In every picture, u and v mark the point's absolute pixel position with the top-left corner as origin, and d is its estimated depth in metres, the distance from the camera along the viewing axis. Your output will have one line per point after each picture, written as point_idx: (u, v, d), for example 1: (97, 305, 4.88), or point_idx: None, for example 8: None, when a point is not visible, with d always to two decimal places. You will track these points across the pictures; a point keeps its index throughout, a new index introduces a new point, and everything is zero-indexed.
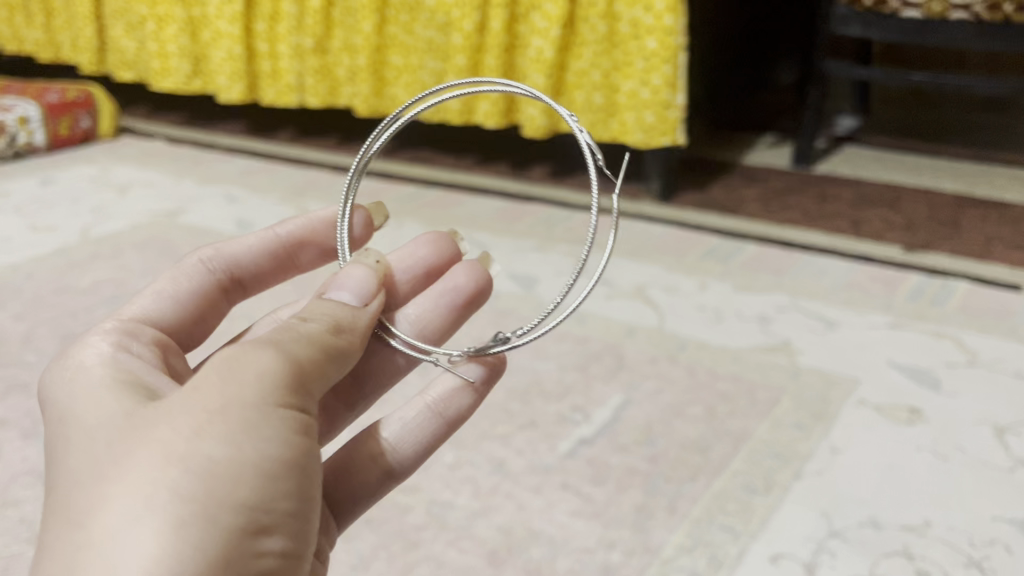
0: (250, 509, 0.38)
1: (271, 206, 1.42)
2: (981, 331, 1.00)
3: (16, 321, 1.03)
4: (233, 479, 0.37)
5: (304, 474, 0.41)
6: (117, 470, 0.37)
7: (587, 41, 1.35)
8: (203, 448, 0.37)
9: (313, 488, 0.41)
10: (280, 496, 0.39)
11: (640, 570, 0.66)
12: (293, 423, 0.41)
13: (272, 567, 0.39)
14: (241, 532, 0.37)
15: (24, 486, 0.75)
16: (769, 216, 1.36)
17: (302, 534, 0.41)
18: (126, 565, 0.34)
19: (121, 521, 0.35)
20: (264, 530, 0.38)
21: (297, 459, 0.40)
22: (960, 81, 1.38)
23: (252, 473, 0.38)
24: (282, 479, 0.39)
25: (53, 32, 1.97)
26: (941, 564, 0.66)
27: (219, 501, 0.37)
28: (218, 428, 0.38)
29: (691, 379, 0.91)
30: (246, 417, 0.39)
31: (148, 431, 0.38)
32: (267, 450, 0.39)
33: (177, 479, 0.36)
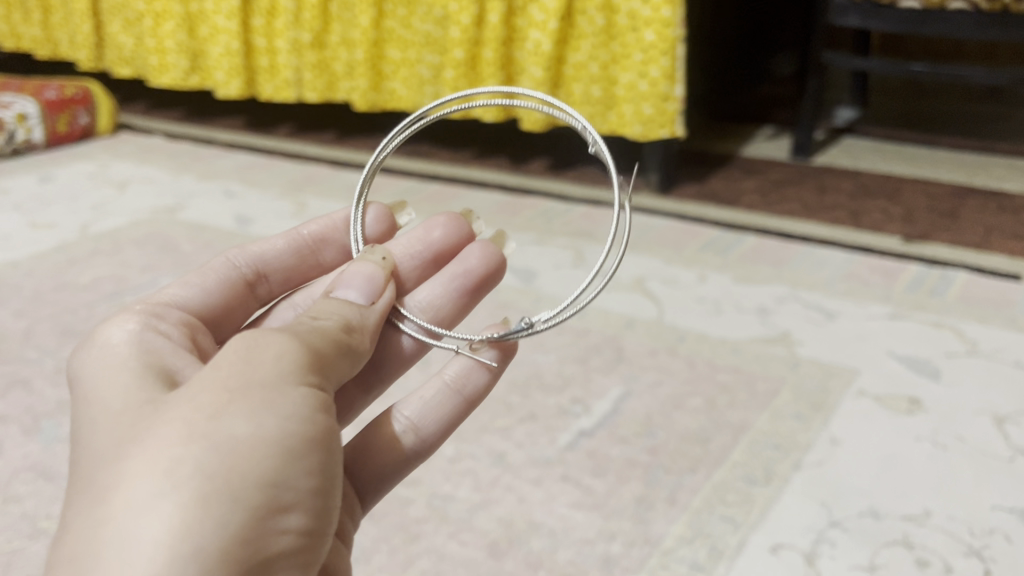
0: (271, 485, 0.37)
1: (270, 201, 1.42)
2: (980, 321, 1.00)
3: (16, 318, 1.03)
4: (253, 455, 0.37)
5: (323, 453, 0.41)
6: (138, 448, 0.37)
7: (586, 34, 1.34)
8: (224, 426, 0.37)
9: (331, 468, 0.41)
10: (301, 474, 0.39)
11: (640, 561, 0.66)
12: (310, 402, 0.41)
13: (294, 545, 0.38)
14: (262, 506, 0.37)
15: (24, 482, 0.75)
16: (768, 208, 1.36)
17: (324, 513, 0.40)
18: (151, 538, 0.34)
19: (145, 495, 0.35)
20: (286, 508, 0.38)
21: (316, 436, 0.40)
22: (959, 71, 1.38)
23: (272, 448, 0.38)
24: (302, 455, 0.39)
25: (51, 29, 1.97)
26: (941, 553, 0.66)
27: (239, 475, 0.37)
28: (238, 407, 0.38)
29: (691, 371, 0.91)
30: (264, 396, 0.39)
31: (166, 411, 0.39)
32: (285, 426, 0.39)
33: (200, 455, 0.36)
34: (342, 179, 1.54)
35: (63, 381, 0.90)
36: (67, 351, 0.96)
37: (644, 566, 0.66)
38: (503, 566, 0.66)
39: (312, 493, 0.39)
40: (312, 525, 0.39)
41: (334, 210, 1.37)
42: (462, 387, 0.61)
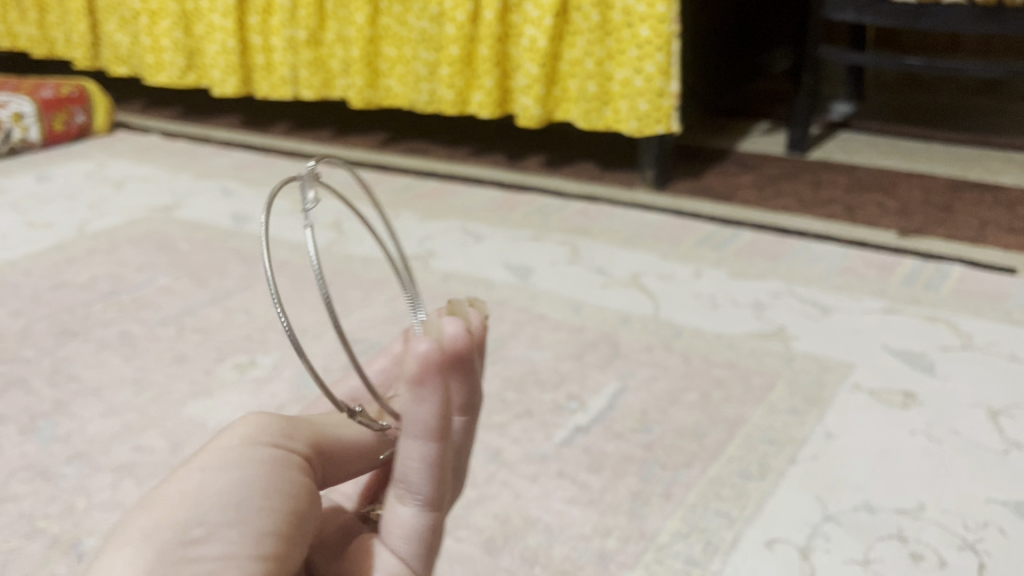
0: (180, 523, 0.35)
1: (266, 199, 1.42)
2: (976, 314, 1.00)
3: (13, 318, 1.03)
4: (162, 505, 0.36)
5: (263, 487, 0.38)
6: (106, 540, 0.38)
7: (581, 30, 1.34)
8: (157, 490, 0.38)
9: (277, 499, 0.38)
10: (220, 503, 0.36)
11: (635, 556, 0.67)
12: (249, 450, 0.40)
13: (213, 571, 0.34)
14: (169, 545, 0.34)
15: (23, 481, 0.76)
16: (763, 203, 1.36)
17: (263, 540, 0.37)
18: None
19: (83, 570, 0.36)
20: (201, 538, 0.35)
21: (248, 472, 0.38)
22: (954, 65, 1.38)
23: (185, 494, 0.36)
24: (223, 488, 0.37)
25: (47, 28, 1.97)
26: (935, 546, 0.67)
27: (145, 526, 0.35)
28: (175, 473, 0.39)
29: (687, 366, 0.92)
30: (191, 462, 0.39)
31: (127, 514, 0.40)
32: (218, 466, 0.38)
33: (128, 518, 0.36)
34: (338, 176, 1.54)
35: (60, 381, 0.90)
36: (64, 351, 0.96)
37: (639, 561, 0.66)
38: (499, 562, 0.67)
39: (237, 519, 0.36)
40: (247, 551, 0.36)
41: (331, 207, 1.38)
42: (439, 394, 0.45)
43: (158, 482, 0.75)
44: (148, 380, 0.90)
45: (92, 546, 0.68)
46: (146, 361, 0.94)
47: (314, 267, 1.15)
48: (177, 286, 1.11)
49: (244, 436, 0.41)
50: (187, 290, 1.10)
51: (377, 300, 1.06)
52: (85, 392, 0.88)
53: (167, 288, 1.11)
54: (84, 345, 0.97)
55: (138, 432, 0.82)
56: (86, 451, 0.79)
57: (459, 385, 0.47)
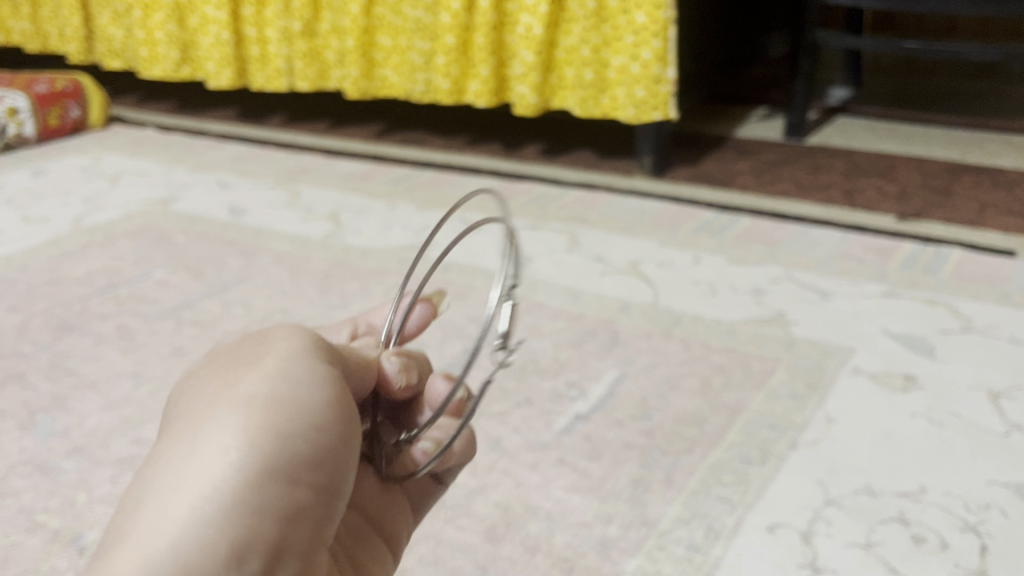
0: (271, 447, 0.40)
1: (263, 191, 1.42)
2: (975, 297, 1.00)
3: (10, 313, 1.03)
4: (244, 419, 0.41)
5: (339, 410, 0.44)
6: (189, 417, 0.43)
7: (577, 17, 1.34)
8: (249, 389, 0.42)
9: (343, 421, 0.44)
10: (302, 435, 0.41)
11: (637, 543, 0.67)
12: (310, 365, 0.45)
13: (308, 498, 0.41)
14: (267, 467, 0.39)
15: (21, 476, 0.75)
16: (760, 188, 1.36)
17: (339, 468, 0.43)
18: (185, 485, 0.39)
19: (182, 453, 0.40)
20: (304, 461, 0.41)
21: (315, 397, 0.43)
22: (951, 48, 1.37)
23: (285, 408, 0.42)
24: (317, 413, 0.42)
25: (40, 23, 1.96)
26: (937, 529, 0.67)
27: (235, 440, 0.40)
28: (258, 376, 0.43)
29: (686, 353, 0.91)
30: (262, 374, 0.43)
31: (185, 405, 0.44)
32: (293, 387, 0.43)
33: (230, 416, 0.41)
34: (334, 168, 1.53)
35: (58, 375, 0.90)
36: (62, 346, 0.96)
37: (641, 548, 0.66)
38: (500, 551, 0.67)
39: (331, 450, 0.42)
40: (326, 483, 0.42)
41: (329, 199, 1.37)
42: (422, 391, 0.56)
43: None
44: (147, 373, 0.90)
45: (92, 540, 0.68)
46: (144, 355, 0.93)
47: (312, 260, 1.15)
48: (173, 279, 1.11)
49: (309, 355, 0.46)
50: (184, 282, 1.10)
51: (375, 289, 1.06)
52: (83, 386, 0.88)
53: (165, 281, 1.10)
54: (82, 340, 0.97)
55: (136, 425, 0.81)
56: (85, 445, 0.79)
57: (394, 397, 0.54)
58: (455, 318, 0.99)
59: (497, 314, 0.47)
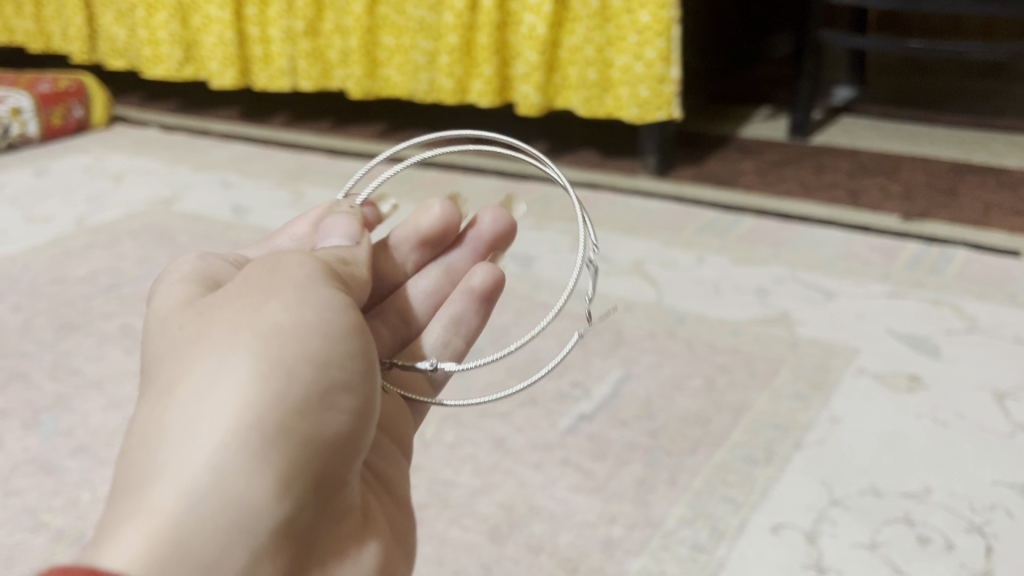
0: (303, 378, 0.40)
1: (266, 191, 1.42)
2: (981, 298, 0.99)
3: (14, 313, 1.03)
4: (272, 349, 0.40)
5: (361, 335, 0.44)
6: (201, 343, 0.42)
7: (581, 16, 1.33)
8: (271, 316, 0.42)
9: (367, 346, 0.44)
10: (329, 365, 0.42)
11: (641, 543, 0.66)
12: (326, 292, 0.44)
13: (345, 424, 0.42)
14: (303, 396, 0.40)
15: (24, 475, 0.75)
16: (765, 188, 1.35)
17: (369, 392, 0.44)
18: (217, 416, 0.38)
19: (205, 383, 0.40)
20: (338, 388, 0.42)
21: (338, 325, 0.43)
22: (955, 48, 1.37)
23: (315, 336, 0.42)
24: (343, 340, 0.43)
25: (43, 22, 1.96)
26: (942, 529, 0.66)
27: (263, 371, 0.40)
28: (277, 301, 0.42)
29: (690, 353, 0.91)
30: (283, 299, 0.43)
31: (194, 328, 0.43)
32: (318, 314, 0.43)
33: (255, 344, 0.40)
34: (337, 168, 1.53)
35: (61, 375, 0.90)
36: (65, 345, 0.96)
37: (646, 548, 0.66)
38: (504, 550, 0.67)
39: (361, 375, 0.43)
40: (357, 407, 0.43)
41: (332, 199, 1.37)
42: (471, 243, 0.71)
43: None
44: None
45: None
46: None
47: None
48: None
49: (321, 280, 0.45)
50: None
51: None
52: (87, 385, 0.88)
53: None
54: (85, 339, 0.97)
55: None
56: (89, 445, 0.79)
57: (424, 253, 0.70)
58: None
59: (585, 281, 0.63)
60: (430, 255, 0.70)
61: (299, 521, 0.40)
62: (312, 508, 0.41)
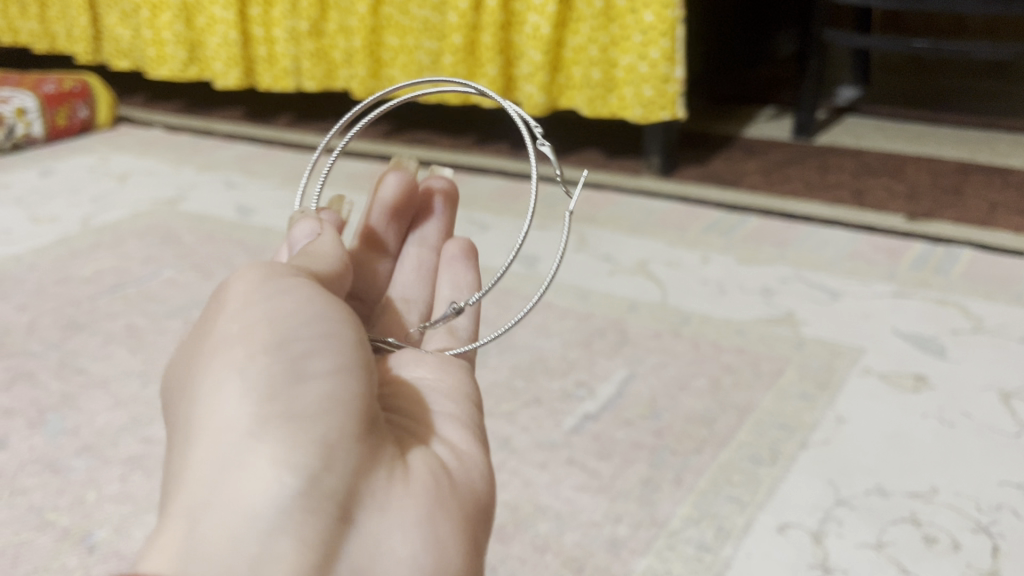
0: (266, 369, 0.40)
1: (270, 191, 1.42)
2: (986, 298, 0.99)
3: (19, 312, 1.03)
4: (233, 358, 0.41)
5: (316, 305, 0.44)
6: (191, 381, 0.44)
7: (585, 17, 1.34)
8: (227, 333, 0.43)
9: (324, 311, 0.43)
10: (288, 337, 0.41)
11: (646, 542, 0.66)
12: (277, 285, 0.44)
13: (327, 384, 0.41)
14: (269, 383, 0.40)
15: (30, 474, 0.75)
16: (770, 188, 1.35)
17: (345, 347, 0.43)
18: (209, 441, 0.40)
19: (198, 415, 0.41)
20: (304, 354, 0.41)
21: (286, 302, 0.43)
22: (960, 48, 1.37)
23: (266, 327, 0.42)
24: (293, 317, 0.42)
25: (48, 23, 1.96)
26: (949, 529, 0.66)
27: (228, 373, 0.41)
28: (232, 316, 0.43)
29: (695, 353, 0.91)
30: (233, 307, 0.44)
31: (187, 371, 0.46)
32: (266, 309, 0.43)
33: (222, 361, 0.41)
34: (342, 168, 1.53)
35: (67, 374, 0.90)
36: (71, 345, 0.96)
37: (651, 547, 0.66)
38: (510, 550, 0.67)
39: (326, 336, 0.42)
40: (338, 364, 0.42)
41: None
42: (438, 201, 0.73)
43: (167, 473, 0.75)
44: (156, 372, 0.90)
45: (102, 538, 0.68)
46: (154, 353, 0.94)
47: None
48: (181, 279, 1.11)
49: (270, 277, 0.45)
50: (193, 282, 1.10)
51: None
52: (92, 384, 0.88)
53: (173, 280, 1.10)
54: (91, 339, 0.97)
55: (146, 424, 0.81)
56: (95, 443, 0.79)
57: (399, 230, 0.72)
58: None
59: (538, 169, 0.66)
60: (406, 225, 0.72)
61: (335, 484, 0.39)
62: (346, 469, 0.40)
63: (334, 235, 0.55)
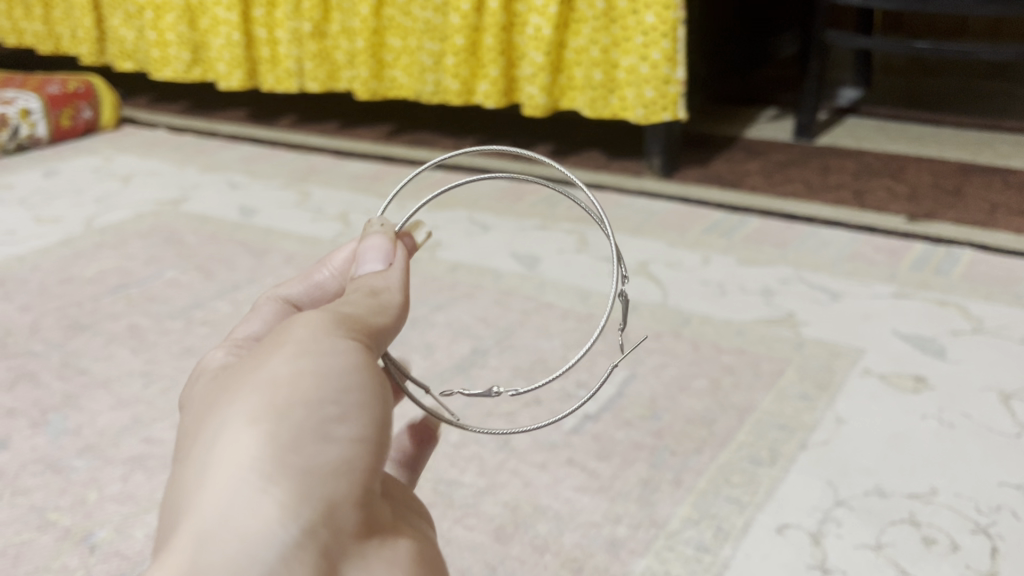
0: (298, 420, 0.33)
1: (272, 191, 1.42)
2: (986, 298, 0.99)
3: (22, 312, 1.04)
4: (263, 397, 0.34)
5: (369, 372, 0.37)
6: (207, 406, 0.37)
7: (586, 18, 1.34)
8: (265, 367, 0.36)
9: (374, 378, 0.37)
10: (331, 389, 0.35)
11: (645, 543, 0.67)
12: (335, 335, 0.37)
13: (348, 457, 0.35)
14: (294, 436, 0.33)
15: (33, 474, 0.76)
16: (771, 189, 1.35)
17: (381, 426, 0.36)
18: (210, 475, 0.33)
19: (206, 443, 0.35)
20: (339, 420, 0.34)
21: (338, 353, 0.36)
22: (961, 48, 1.37)
23: (308, 376, 0.35)
24: (338, 371, 0.35)
25: (52, 24, 1.97)
26: (947, 530, 0.66)
27: (261, 411, 0.34)
28: (277, 348, 0.36)
29: (695, 354, 0.91)
30: (278, 339, 0.37)
31: (207, 392, 0.39)
32: (318, 355, 0.36)
33: (250, 396, 0.35)
34: (344, 169, 1.54)
35: (70, 374, 0.91)
36: (73, 345, 0.96)
37: (650, 548, 0.66)
38: (509, 550, 0.67)
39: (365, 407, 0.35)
40: (368, 438, 0.35)
41: (339, 199, 1.38)
42: None
43: (169, 473, 0.75)
44: (158, 372, 0.90)
45: (103, 538, 0.68)
46: (156, 354, 0.94)
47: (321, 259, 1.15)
48: (184, 279, 1.11)
49: (328, 322, 0.38)
50: (195, 282, 1.10)
51: None
52: (94, 384, 0.89)
53: (176, 281, 1.11)
54: (93, 339, 0.97)
55: (147, 424, 0.82)
56: (96, 444, 0.79)
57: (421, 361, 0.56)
58: (463, 318, 1.00)
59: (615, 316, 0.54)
60: None
61: (326, 546, 0.34)
62: (341, 533, 0.34)
63: (405, 264, 0.47)
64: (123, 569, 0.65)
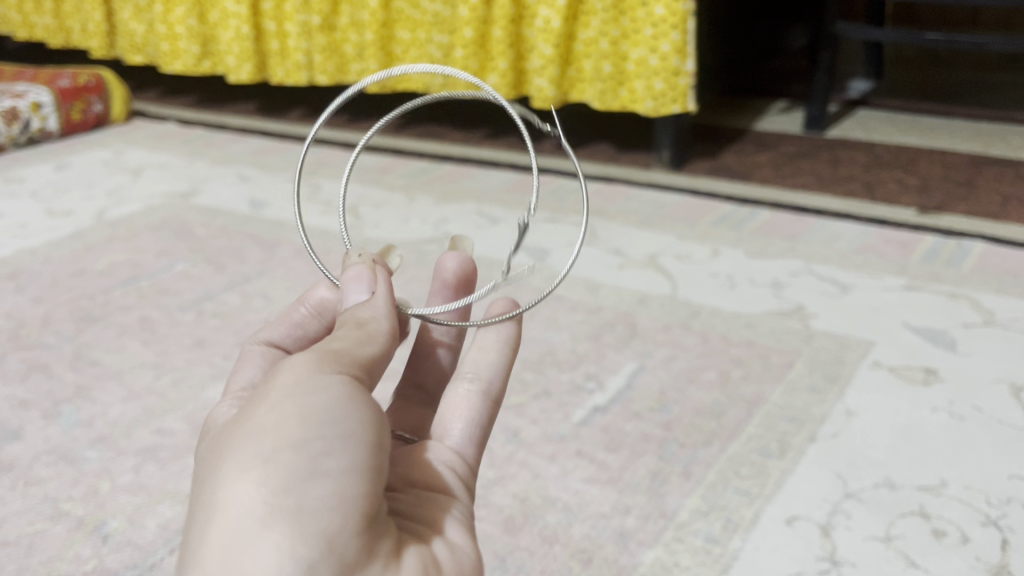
0: (285, 462, 0.34)
1: (282, 184, 1.43)
2: (997, 291, 0.99)
3: (35, 304, 1.04)
4: (252, 445, 0.35)
5: (353, 403, 0.36)
6: (208, 456, 0.38)
7: (596, 10, 1.33)
8: (253, 414, 0.36)
9: (360, 408, 0.37)
10: (313, 427, 0.35)
11: (654, 534, 0.67)
12: (319, 371, 0.37)
13: (343, 488, 0.34)
14: (284, 477, 0.34)
15: (46, 464, 0.76)
16: (781, 181, 1.35)
17: (371, 454, 0.36)
18: (211, 525, 0.34)
19: (206, 493, 0.35)
20: (326, 454, 0.34)
21: (319, 387, 0.36)
22: (973, 39, 1.35)
23: (292, 417, 0.35)
24: (321, 407, 0.35)
25: (62, 17, 1.98)
26: (958, 522, 0.66)
27: (250, 458, 0.34)
28: (264, 393, 0.37)
29: (705, 346, 0.91)
30: (264, 384, 0.37)
31: (210, 442, 0.39)
32: (298, 395, 0.36)
33: (241, 444, 0.35)
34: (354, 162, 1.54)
35: (82, 366, 0.91)
36: (85, 337, 0.97)
37: (659, 539, 0.66)
38: (519, 541, 0.67)
39: (351, 437, 0.35)
40: (360, 468, 0.35)
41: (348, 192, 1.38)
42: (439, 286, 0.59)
43: (179, 464, 0.76)
44: (169, 364, 0.91)
45: (115, 528, 0.69)
46: (166, 346, 0.94)
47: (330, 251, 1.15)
48: (195, 272, 1.12)
49: (313, 358, 0.38)
50: (205, 275, 1.11)
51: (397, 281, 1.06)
52: (106, 376, 0.89)
53: (186, 273, 1.11)
54: (104, 331, 0.98)
55: (158, 415, 0.82)
56: (108, 435, 0.80)
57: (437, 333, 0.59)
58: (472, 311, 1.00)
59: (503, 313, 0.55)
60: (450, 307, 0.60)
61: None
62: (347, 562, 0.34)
63: (389, 290, 0.46)
64: (135, 558, 0.66)
